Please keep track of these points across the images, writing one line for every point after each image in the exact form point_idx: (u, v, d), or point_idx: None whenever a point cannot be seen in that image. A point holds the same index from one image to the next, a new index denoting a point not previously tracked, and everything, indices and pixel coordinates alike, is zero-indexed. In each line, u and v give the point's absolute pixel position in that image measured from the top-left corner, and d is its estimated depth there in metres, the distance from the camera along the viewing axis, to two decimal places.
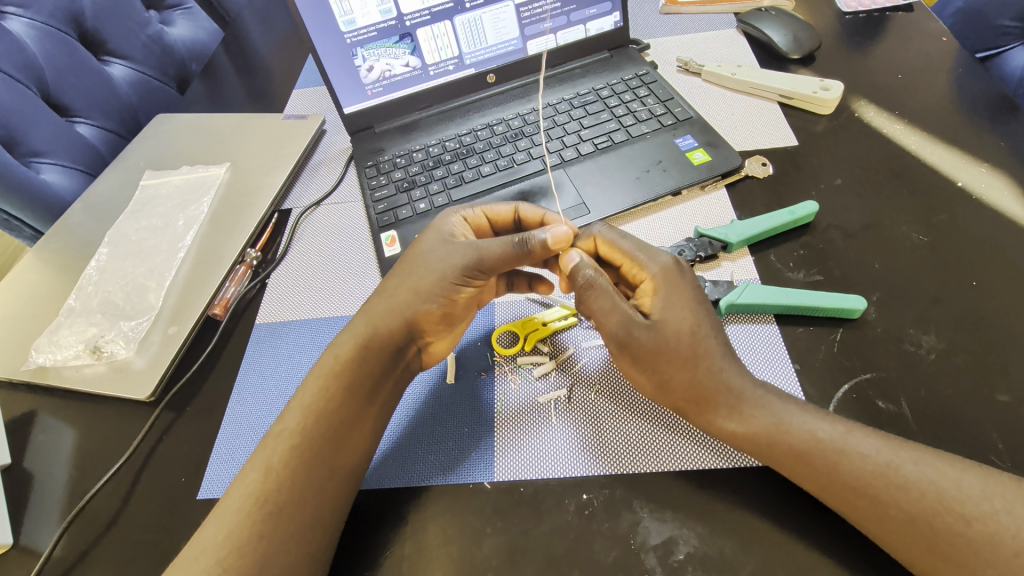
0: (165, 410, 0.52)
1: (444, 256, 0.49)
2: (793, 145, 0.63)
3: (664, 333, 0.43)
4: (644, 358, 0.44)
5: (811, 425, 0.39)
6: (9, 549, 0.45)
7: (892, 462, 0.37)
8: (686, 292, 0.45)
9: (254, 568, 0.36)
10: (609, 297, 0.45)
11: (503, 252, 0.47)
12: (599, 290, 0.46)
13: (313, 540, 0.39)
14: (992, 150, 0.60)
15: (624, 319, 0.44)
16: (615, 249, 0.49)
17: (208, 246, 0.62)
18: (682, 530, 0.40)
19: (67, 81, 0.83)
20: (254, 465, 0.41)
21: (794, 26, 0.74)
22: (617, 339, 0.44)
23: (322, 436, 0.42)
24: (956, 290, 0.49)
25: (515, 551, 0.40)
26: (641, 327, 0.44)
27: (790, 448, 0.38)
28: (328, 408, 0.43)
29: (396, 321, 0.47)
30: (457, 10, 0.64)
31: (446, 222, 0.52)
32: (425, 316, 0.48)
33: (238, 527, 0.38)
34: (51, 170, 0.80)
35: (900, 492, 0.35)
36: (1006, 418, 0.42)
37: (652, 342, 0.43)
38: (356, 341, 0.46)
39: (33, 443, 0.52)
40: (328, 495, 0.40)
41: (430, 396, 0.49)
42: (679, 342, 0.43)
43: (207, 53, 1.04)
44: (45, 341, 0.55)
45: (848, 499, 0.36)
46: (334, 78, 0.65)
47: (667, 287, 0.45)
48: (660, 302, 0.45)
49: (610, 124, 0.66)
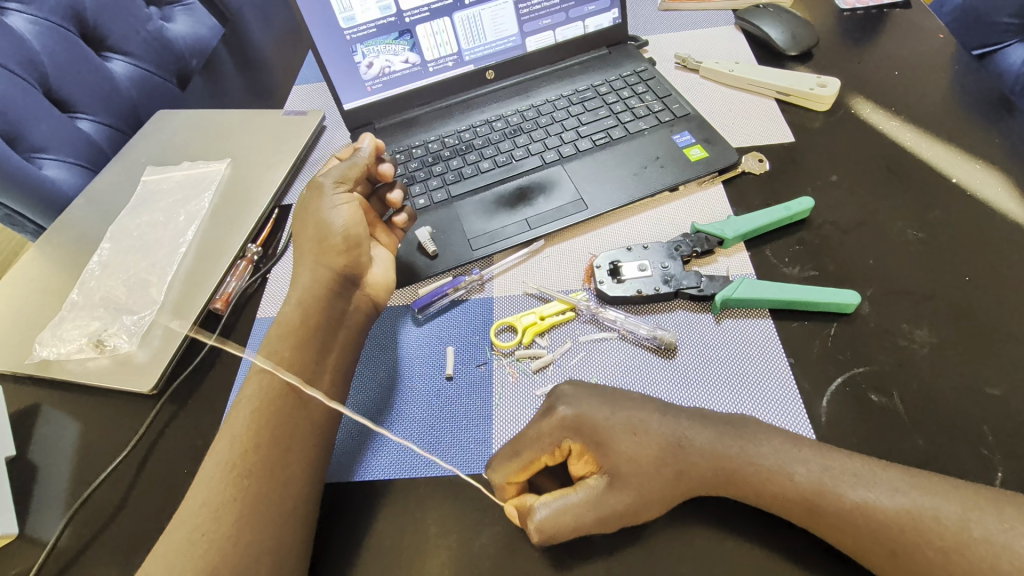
0: (167, 403, 0.53)
1: (308, 200, 0.54)
2: (790, 141, 0.64)
3: (630, 476, 0.38)
4: (639, 515, 0.38)
5: (789, 466, 0.38)
6: (15, 539, 0.46)
7: (869, 500, 0.36)
8: (607, 423, 0.40)
9: (232, 529, 0.37)
10: (563, 501, 0.38)
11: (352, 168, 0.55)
12: (553, 502, 0.38)
13: (294, 496, 0.40)
14: (988, 146, 0.60)
15: (593, 501, 0.38)
16: (524, 459, 0.40)
17: (210, 240, 0.63)
18: (681, 522, 0.40)
19: (68, 76, 0.83)
20: (223, 438, 0.42)
21: (793, 23, 0.74)
22: (607, 525, 0.38)
23: (280, 398, 0.43)
24: (951, 285, 0.50)
25: (513, 539, 0.41)
26: (609, 495, 0.38)
27: (773, 494, 0.38)
28: (280, 369, 0.45)
29: (321, 272, 0.50)
30: (456, 7, 0.64)
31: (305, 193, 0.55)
32: (331, 253, 0.51)
33: (218, 493, 0.39)
34: (53, 165, 0.81)
35: (879, 529, 0.35)
36: (998, 411, 0.43)
37: (633, 497, 0.38)
38: (298, 299, 0.49)
39: (36, 435, 0.52)
40: (301, 453, 0.42)
41: (388, 375, 0.51)
42: (649, 475, 0.38)
43: (208, 49, 1.04)
44: (49, 334, 0.56)
45: (835, 537, 0.36)
46: (334, 75, 0.66)
47: (591, 439, 0.40)
48: (598, 455, 0.39)
49: (608, 120, 0.66)
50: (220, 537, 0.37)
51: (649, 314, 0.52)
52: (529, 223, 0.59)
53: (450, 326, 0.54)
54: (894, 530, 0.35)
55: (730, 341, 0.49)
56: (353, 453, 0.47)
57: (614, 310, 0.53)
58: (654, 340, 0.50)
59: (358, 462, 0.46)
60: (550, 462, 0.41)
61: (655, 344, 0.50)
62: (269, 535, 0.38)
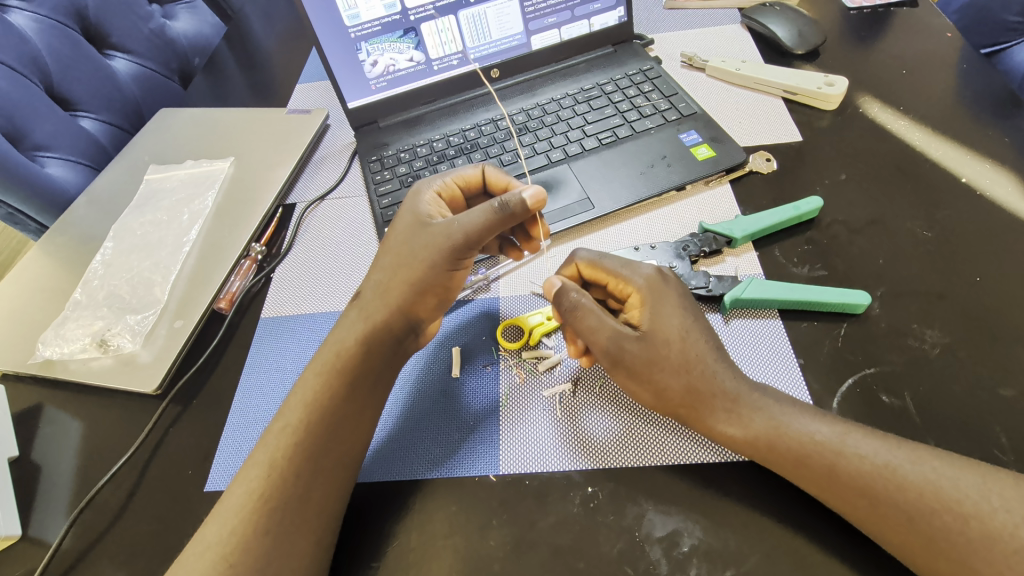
0: (172, 404, 0.53)
1: (427, 241, 0.48)
2: (797, 140, 0.63)
3: (654, 342, 0.43)
4: (635, 372, 0.43)
5: (809, 427, 0.39)
6: (19, 541, 0.46)
7: (890, 463, 0.37)
8: (673, 301, 0.45)
9: (262, 560, 0.37)
10: (598, 313, 0.45)
11: (485, 220, 0.47)
12: (589, 305, 0.45)
13: (320, 498, 0.40)
14: (997, 145, 0.60)
15: (616, 333, 0.44)
16: (600, 270, 0.48)
17: (215, 239, 0.62)
18: (687, 523, 0.40)
19: (71, 75, 0.83)
20: (256, 462, 0.41)
21: (799, 22, 0.74)
22: (610, 354, 0.44)
23: (321, 428, 0.42)
24: (962, 285, 0.49)
25: (522, 542, 0.41)
26: (630, 338, 0.43)
27: (788, 451, 0.39)
28: (327, 400, 0.44)
29: (388, 309, 0.48)
30: (462, 4, 0.64)
31: (420, 201, 0.52)
32: (418, 304, 0.48)
33: (244, 521, 0.38)
34: (56, 164, 0.80)
35: (896, 504, 0.35)
36: (1010, 412, 0.42)
37: (643, 352, 0.43)
38: (359, 331, 0.47)
39: (40, 436, 0.52)
40: (332, 446, 0.42)
41: (411, 373, 0.51)
42: (670, 350, 0.43)
43: (210, 47, 1.04)
44: (52, 334, 0.55)
45: (848, 502, 0.37)
46: (339, 73, 0.65)
47: (653, 298, 0.45)
48: (647, 312, 0.44)
49: (614, 119, 0.66)
50: (247, 567, 0.37)
51: None
52: None
53: (461, 328, 0.54)
54: (913, 535, 0.35)
55: (739, 342, 0.49)
56: (378, 452, 0.46)
57: None
58: None
59: (388, 462, 0.46)
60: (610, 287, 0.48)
61: None
62: (289, 538, 0.38)
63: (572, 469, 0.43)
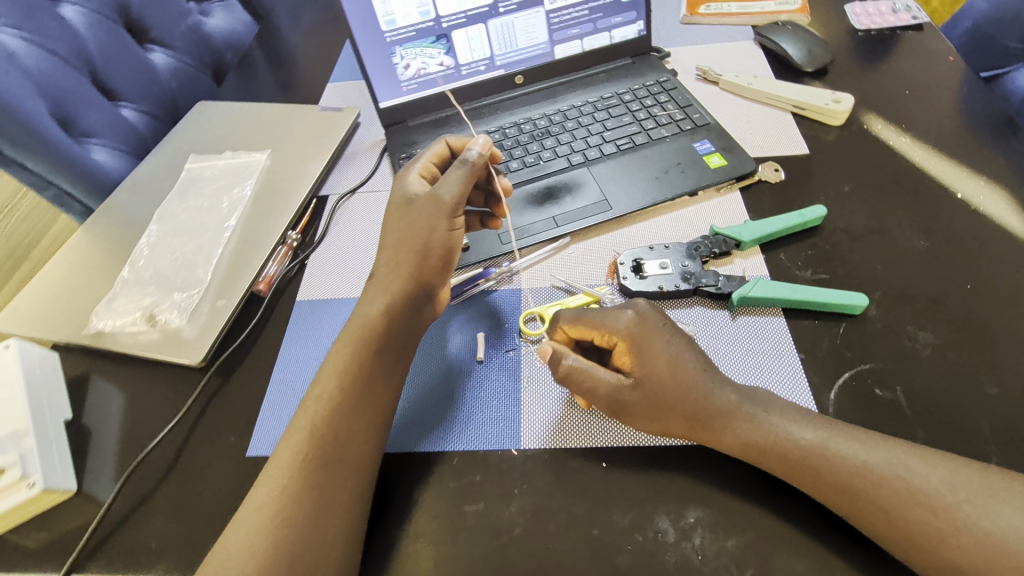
0: (213, 377, 0.56)
1: (418, 210, 0.53)
2: (804, 152, 0.67)
3: (650, 389, 0.44)
4: (640, 420, 0.45)
5: (796, 431, 0.42)
6: (74, 496, 0.50)
7: (868, 462, 0.40)
8: (658, 340, 0.46)
9: (310, 511, 0.41)
10: (592, 372, 0.46)
11: (462, 176, 0.54)
12: (584, 369, 0.46)
13: (354, 460, 0.44)
14: (992, 164, 0.64)
15: (615, 389, 0.45)
16: (583, 326, 0.48)
17: (253, 226, 0.66)
18: (692, 498, 0.44)
19: (115, 66, 0.87)
20: (297, 428, 0.45)
21: (808, 41, 0.78)
22: (613, 408, 0.46)
23: (351, 396, 0.46)
24: (954, 292, 0.53)
25: (541, 510, 0.44)
26: (628, 389, 0.45)
27: (776, 454, 0.42)
28: (356, 370, 0.47)
29: (409, 283, 0.51)
30: (491, 14, 0.68)
31: (408, 184, 0.56)
32: (424, 267, 0.52)
33: (288, 475, 0.42)
34: (100, 150, 0.84)
35: (876, 496, 0.39)
36: (995, 408, 0.46)
37: (643, 400, 0.45)
38: (384, 303, 0.51)
39: (90, 402, 0.56)
40: (362, 421, 0.46)
41: (437, 355, 0.55)
42: (666, 391, 0.44)
43: (242, 44, 1.08)
44: (104, 308, 0.59)
45: (831, 498, 0.40)
46: (373, 75, 0.70)
47: (638, 343, 0.46)
48: (636, 360, 0.46)
49: (631, 127, 0.70)
50: (297, 516, 0.41)
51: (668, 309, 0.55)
52: (557, 220, 0.63)
53: (484, 315, 0.58)
54: (892, 526, 0.38)
55: (745, 336, 0.52)
56: (406, 427, 0.50)
57: None
58: None
59: (415, 436, 0.49)
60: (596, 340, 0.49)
61: None
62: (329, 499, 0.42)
63: (587, 446, 0.47)
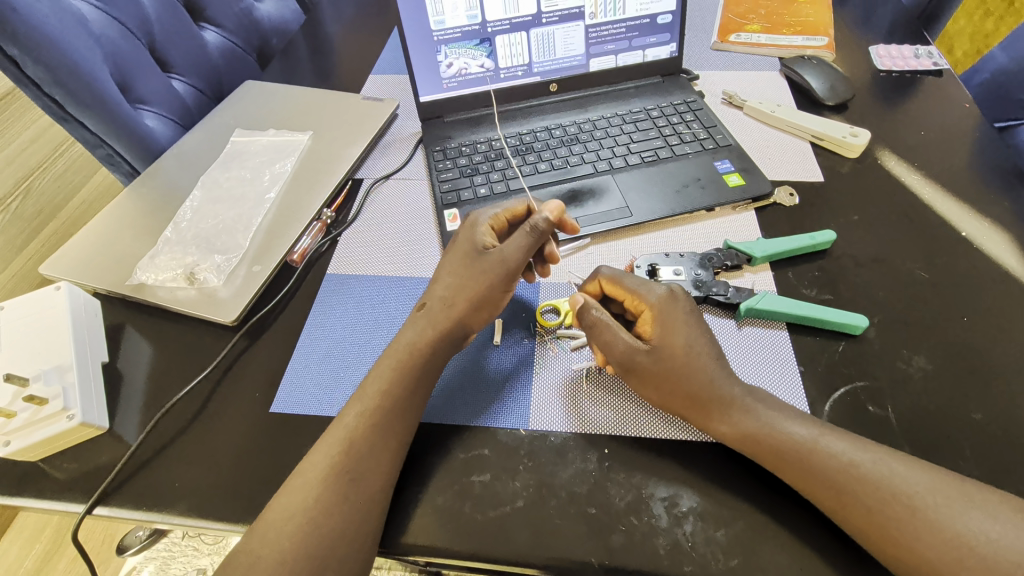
0: (243, 337, 0.60)
1: (483, 267, 0.54)
2: (819, 181, 0.70)
3: (663, 356, 0.48)
4: (645, 378, 0.49)
5: (791, 428, 0.45)
6: (104, 433, 0.53)
7: (855, 461, 0.42)
8: (681, 320, 0.50)
9: (355, 467, 0.45)
10: (614, 328, 0.50)
11: (527, 243, 0.54)
12: (607, 322, 0.51)
13: (398, 427, 0.48)
14: (998, 208, 0.66)
15: (630, 348, 0.49)
16: (619, 287, 0.53)
17: (292, 200, 0.70)
18: (686, 487, 0.46)
19: (171, 40, 0.92)
20: (365, 394, 0.49)
21: (832, 76, 0.81)
22: (623, 363, 0.49)
23: (417, 372, 0.50)
24: (951, 323, 0.56)
25: (543, 486, 0.47)
26: (643, 350, 0.49)
27: (769, 447, 0.44)
28: (419, 348, 0.51)
29: (456, 321, 0.53)
30: (534, 24, 0.72)
31: (477, 234, 0.57)
32: (473, 319, 0.54)
33: (349, 435, 0.46)
34: (151, 117, 0.88)
35: (861, 493, 0.41)
36: (980, 434, 0.48)
37: (653, 364, 0.48)
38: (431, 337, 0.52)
39: (125, 349, 0.59)
40: (387, 384, 0.49)
41: None
42: (677, 362, 0.48)
43: (288, 31, 1.14)
44: (147, 263, 0.63)
45: (817, 492, 0.42)
46: (417, 70, 0.73)
47: (665, 315, 0.50)
48: (658, 328, 0.50)
49: (657, 141, 0.74)
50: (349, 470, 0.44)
51: None
52: (579, 222, 0.66)
53: (503, 304, 0.61)
54: (872, 523, 0.40)
55: (748, 345, 0.55)
56: None
57: None
58: None
59: (429, 405, 0.53)
60: (626, 302, 0.53)
61: None
62: (351, 453, 0.45)
63: (590, 432, 0.50)
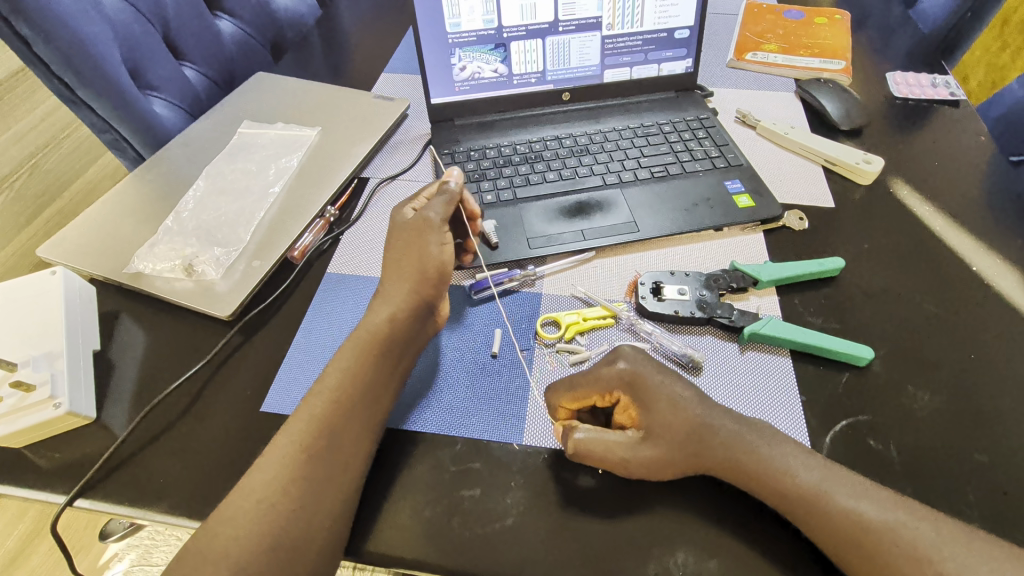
0: (237, 332, 0.59)
1: (413, 231, 0.56)
2: (829, 206, 0.70)
3: (661, 439, 0.45)
4: (662, 473, 0.45)
5: (797, 472, 0.43)
6: (92, 423, 0.52)
7: (859, 510, 0.41)
8: (654, 388, 0.47)
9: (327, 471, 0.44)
10: (603, 435, 0.46)
11: (447, 201, 0.58)
12: (595, 436, 0.46)
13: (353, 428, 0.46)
14: (1011, 244, 0.66)
15: (628, 451, 0.45)
16: (580, 393, 0.48)
17: (296, 196, 0.69)
18: (680, 517, 0.45)
19: (185, 27, 0.91)
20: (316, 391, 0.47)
21: (847, 100, 0.81)
22: (634, 468, 0.45)
23: (367, 368, 0.49)
24: (958, 360, 0.55)
25: (534, 506, 0.46)
26: (641, 446, 0.45)
27: (773, 489, 0.43)
28: (379, 339, 0.50)
29: (411, 294, 0.52)
30: (550, 32, 0.72)
31: (401, 214, 0.58)
32: (422, 280, 0.53)
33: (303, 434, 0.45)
34: (160, 104, 0.87)
35: (863, 539, 0.40)
36: (984, 477, 0.47)
37: (658, 454, 0.45)
38: (389, 314, 0.51)
39: (118, 338, 0.58)
40: (377, 388, 0.49)
41: (454, 344, 0.57)
42: (678, 437, 0.45)
43: (303, 24, 1.13)
44: (146, 252, 0.62)
45: (820, 535, 0.41)
46: (430, 72, 0.73)
47: (636, 394, 0.47)
48: (640, 411, 0.46)
49: (667, 157, 0.73)
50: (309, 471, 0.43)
51: (680, 333, 0.58)
52: (585, 234, 0.65)
53: (504, 314, 0.60)
54: (875, 563, 0.40)
55: (750, 370, 0.54)
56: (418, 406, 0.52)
57: (650, 324, 0.58)
58: (683, 358, 0.55)
59: (423, 416, 0.52)
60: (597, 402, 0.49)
61: (685, 361, 0.55)
62: (340, 460, 0.45)
63: None
